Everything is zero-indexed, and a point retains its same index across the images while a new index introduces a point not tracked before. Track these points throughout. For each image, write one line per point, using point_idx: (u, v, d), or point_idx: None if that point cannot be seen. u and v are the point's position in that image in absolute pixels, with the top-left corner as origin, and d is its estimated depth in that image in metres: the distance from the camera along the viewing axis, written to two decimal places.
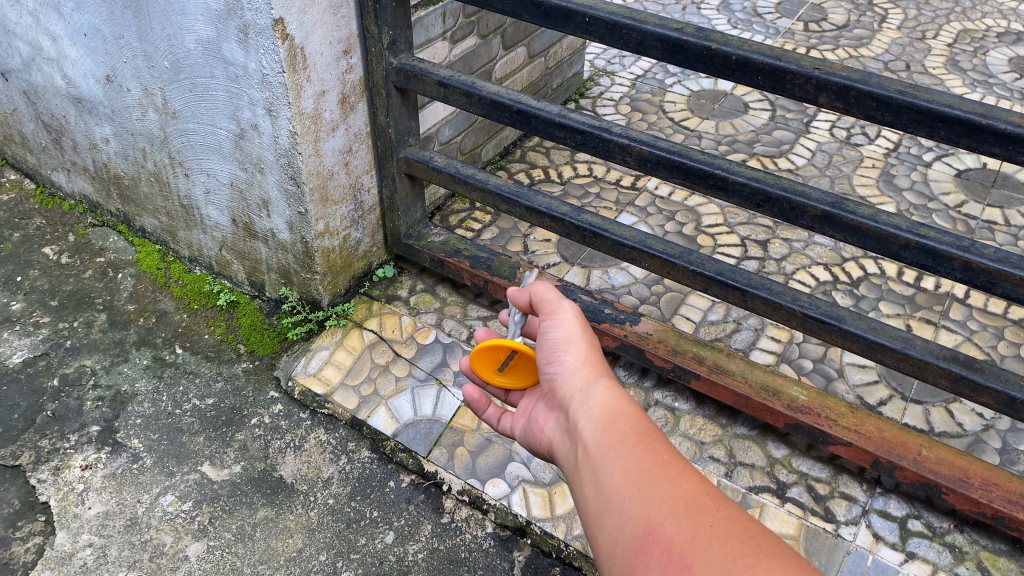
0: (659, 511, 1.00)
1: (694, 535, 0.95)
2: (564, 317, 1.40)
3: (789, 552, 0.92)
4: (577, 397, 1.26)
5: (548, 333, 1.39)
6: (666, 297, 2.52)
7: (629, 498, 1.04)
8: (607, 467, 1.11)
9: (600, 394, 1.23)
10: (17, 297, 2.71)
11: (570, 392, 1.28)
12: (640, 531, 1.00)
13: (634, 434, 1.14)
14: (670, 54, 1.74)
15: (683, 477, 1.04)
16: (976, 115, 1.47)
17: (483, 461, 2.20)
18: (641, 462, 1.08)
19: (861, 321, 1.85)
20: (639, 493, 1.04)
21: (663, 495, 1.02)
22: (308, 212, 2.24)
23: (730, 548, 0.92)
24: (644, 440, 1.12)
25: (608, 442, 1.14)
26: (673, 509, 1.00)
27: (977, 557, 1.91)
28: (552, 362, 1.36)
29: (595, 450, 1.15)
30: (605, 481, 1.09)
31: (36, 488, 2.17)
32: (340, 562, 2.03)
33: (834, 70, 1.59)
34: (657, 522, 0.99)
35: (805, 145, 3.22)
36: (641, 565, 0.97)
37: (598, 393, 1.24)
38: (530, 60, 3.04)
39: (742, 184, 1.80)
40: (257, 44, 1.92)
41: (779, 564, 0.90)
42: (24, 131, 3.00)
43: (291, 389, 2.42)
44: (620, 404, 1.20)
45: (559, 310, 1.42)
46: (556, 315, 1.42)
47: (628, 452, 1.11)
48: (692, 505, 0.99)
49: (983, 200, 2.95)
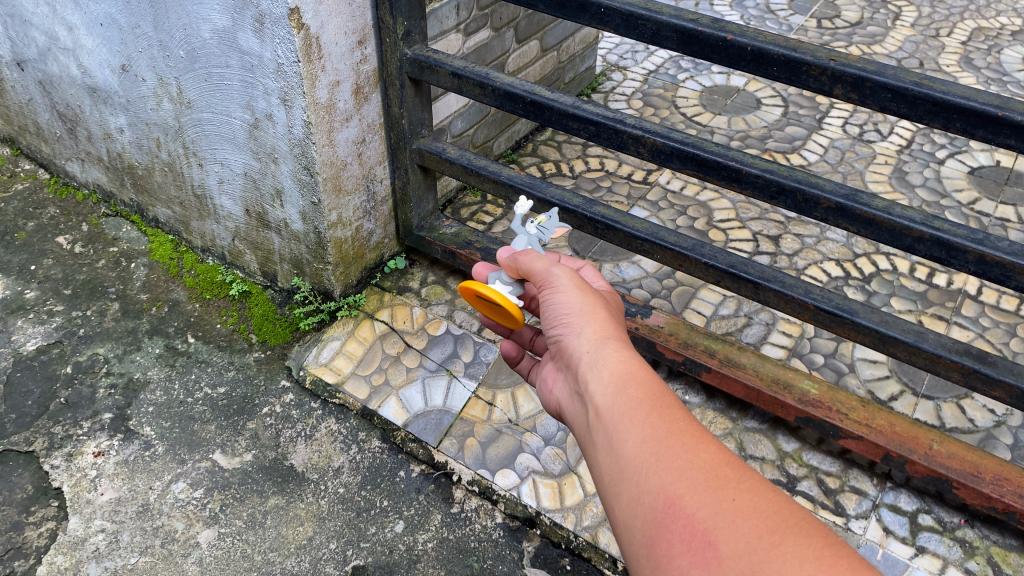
0: (679, 485, 0.93)
1: (716, 509, 0.88)
2: (568, 283, 1.30)
3: (814, 525, 0.87)
4: (584, 358, 1.18)
5: (551, 303, 1.29)
6: (677, 291, 2.52)
7: (647, 469, 0.97)
8: (620, 434, 1.03)
9: (609, 360, 1.15)
10: (30, 286, 2.73)
11: (577, 354, 1.20)
12: (660, 505, 0.93)
13: (647, 401, 1.06)
14: (685, 45, 1.74)
15: (701, 448, 0.96)
16: (992, 107, 1.47)
17: (493, 452, 2.21)
18: (654, 430, 1.00)
19: (874, 315, 1.85)
20: (654, 463, 0.97)
21: (681, 466, 0.94)
22: (321, 202, 2.25)
23: (754, 520, 0.86)
24: (659, 407, 1.04)
25: (620, 406, 1.06)
26: (691, 481, 0.92)
27: (987, 552, 1.91)
28: (556, 326, 1.27)
29: (606, 417, 1.07)
30: (621, 451, 1.01)
31: (49, 474, 2.18)
32: (350, 550, 2.03)
33: (850, 61, 1.59)
34: (675, 494, 0.92)
35: (817, 142, 3.21)
36: (662, 543, 0.90)
37: (608, 354, 1.16)
38: (542, 54, 3.04)
39: (756, 175, 1.79)
40: (273, 33, 1.93)
41: (807, 540, 0.84)
42: (39, 122, 3.03)
43: (302, 378, 2.43)
44: (628, 368, 1.12)
45: (558, 275, 1.32)
46: (556, 280, 1.32)
47: (642, 419, 1.03)
48: (710, 476, 0.92)
49: (996, 197, 2.94)
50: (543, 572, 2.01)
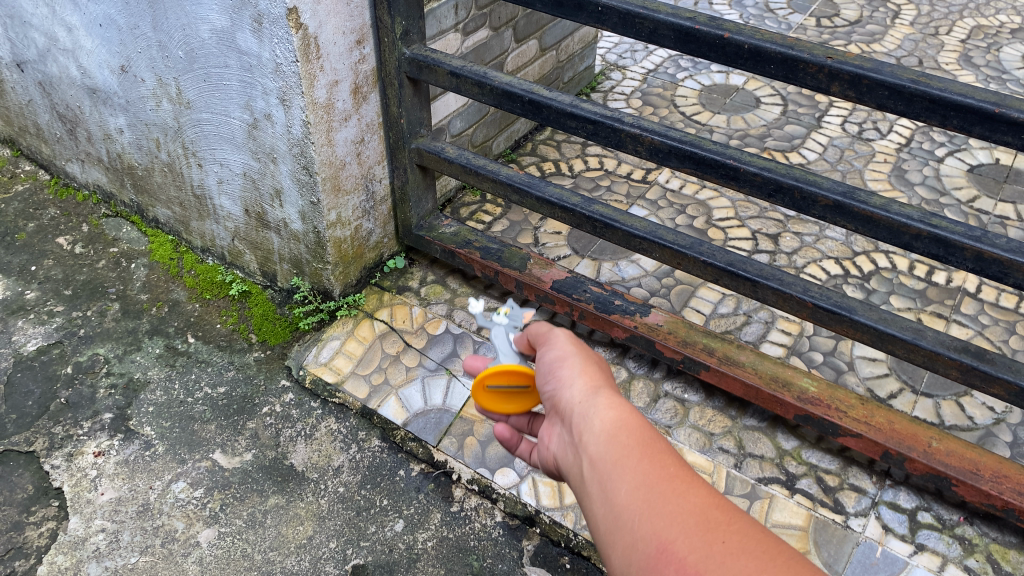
0: (663, 527, 0.80)
1: (701, 549, 0.76)
2: (564, 333, 1.16)
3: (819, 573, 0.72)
4: (576, 409, 1.02)
5: (542, 355, 1.15)
6: (676, 290, 2.52)
7: (636, 517, 0.83)
8: (612, 484, 0.89)
9: (601, 406, 1.00)
10: (31, 286, 2.73)
11: (568, 405, 1.04)
12: (647, 553, 0.79)
13: (641, 448, 0.91)
14: (683, 43, 1.75)
15: (693, 491, 0.83)
16: (989, 104, 1.47)
17: (492, 451, 2.22)
18: (641, 472, 0.88)
19: (872, 312, 1.85)
20: (641, 507, 0.84)
21: (674, 510, 0.81)
22: (320, 202, 2.25)
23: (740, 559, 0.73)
24: (653, 453, 0.90)
25: (613, 455, 0.92)
26: (680, 526, 0.79)
27: (987, 549, 1.91)
28: (547, 379, 1.12)
29: (594, 466, 0.93)
30: (608, 500, 0.88)
31: (49, 474, 2.19)
32: (350, 549, 2.04)
33: (847, 59, 1.59)
34: (661, 539, 0.79)
35: (816, 140, 3.21)
36: None
37: (601, 404, 1.00)
38: (541, 54, 3.04)
39: (754, 173, 1.80)
40: (271, 33, 1.93)
41: None
42: (39, 123, 3.03)
43: (302, 377, 2.43)
44: (620, 414, 0.98)
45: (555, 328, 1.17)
46: (552, 333, 1.18)
47: (634, 466, 0.89)
48: (699, 519, 0.79)
49: (995, 195, 2.94)
50: (542, 570, 2.01)
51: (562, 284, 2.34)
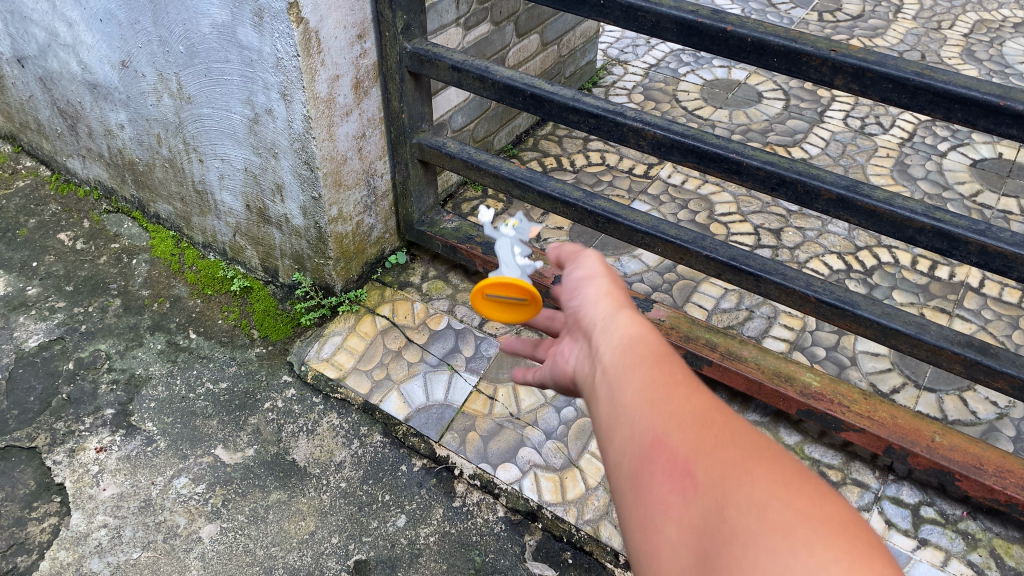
0: (657, 418, 0.72)
1: (693, 443, 0.67)
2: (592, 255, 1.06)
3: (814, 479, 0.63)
4: (594, 324, 0.93)
5: (568, 276, 1.05)
6: (678, 285, 2.51)
7: (634, 411, 0.75)
8: (619, 386, 0.80)
9: (620, 323, 0.90)
10: (32, 282, 2.73)
11: (586, 319, 0.95)
12: (639, 443, 0.71)
13: (653, 357, 0.82)
14: (685, 37, 1.74)
15: (694, 391, 0.74)
16: (994, 97, 1.46)
17: (494, 446, 2.21)
18: (643, 374, 0.79)
19: (875, 307, 1.84)
20: (638, 403, 0.75)
21: (674, 405, 0.72)
22: (321, 196, 2.25)
23: (729, 456, 0.65)
24: (662, 362, 0.81)
25: (624, 361, 0.83)
26: (677, 417, 0.71)
27: (990, 545, 1.90)
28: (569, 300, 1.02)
29: (603, 372, 0.85)
30: (612, 400, 0.80)
31: (51, 469, 2.19)
32: (352, 545, 2.04)
33: (851, 52, 1.58)
34: (654, 431, 0.71)
35: (819, 135, 3.20)
36: (641, 487, 0.68)
37: (621, 320, 0.91)
38: (543, 48, 3.04)
39: (756, 167, 1.79)
40: (272, 27, 1.92)
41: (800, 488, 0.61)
42: (40, 118, 3.03)
43: (303, 373, 2.43)
44: (640, 329, 0.89)
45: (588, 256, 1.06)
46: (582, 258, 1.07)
47: (643, 369, 0.80)
48: (698, 415, 0.70)
49: (998, 189, 2.93)
50: (544, 565, 2.01)
51: None
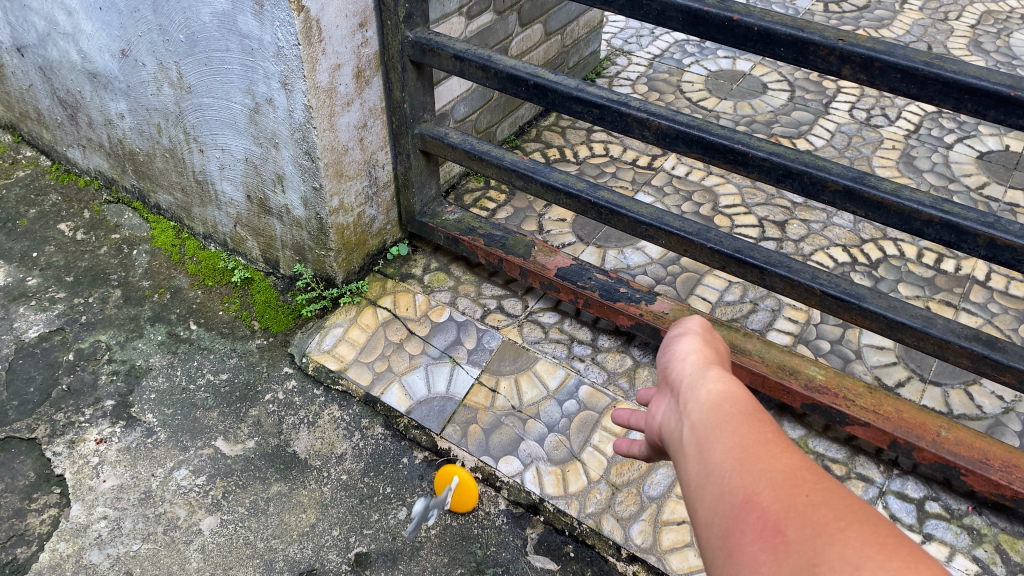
0: (748, 477, 0.74)
1: (783, 502, 0.70)
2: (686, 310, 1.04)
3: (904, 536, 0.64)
4: (681, 376, 0.93)
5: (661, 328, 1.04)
6: (681, 278, 2.49)
7: (726, 472, 0.77)
8: (706, 443, 0.82)
9: (708, 376, 0.90)
10: (33, 273, 2.72)
11: (673, 371, 0.95)
12: (730, 501, 0.74)
13: (740, 412, 0.83)
14: (691, 26, 1.72)
15: (784, 450, 0.76)
16: (1005, 87, 1.44)
17: (495, 439, 2.20)
18: (732, 429, 0.81)
19: (881, 300, 1.82)
20: (728, 460, 0.78)
21: (765, 467, 0.74)
22: (322, 187, 2.23)
23: (819, 511, 0.68)
24: (751, 418, 0.82)
25: (709, 415, 0.84)
26: (769, 479, 0.73)
27: (995, 540, 1.89)
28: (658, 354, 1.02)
29: (691, 430, 0.86)
30: (701, 459, 0.81)
31: (51, 460, 2.18)
32: (353, 537, 2.02)
33: (859, 41, 1.56)
34: (745, 489, 0.74)
35: (824, 127, 3.18)
36: (735, 547, 0.71)
37: (708, 372, 0.91)
38: (546, 38, 3.01)
39: (762, 159, 1.77)
40: (272, 16, 1.90)
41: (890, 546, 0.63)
42: (40, 108, 3.01)
43: (304, 365, 2.42)
44: (729, 385, 0.88)
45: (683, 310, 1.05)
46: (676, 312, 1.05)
47: (731, 426, 0.81)
48: (788, 475, 0.73)
49: (1005, 181, 2.91)
50: (546, 558, 2.00)
51: (567, 272, 2.32)
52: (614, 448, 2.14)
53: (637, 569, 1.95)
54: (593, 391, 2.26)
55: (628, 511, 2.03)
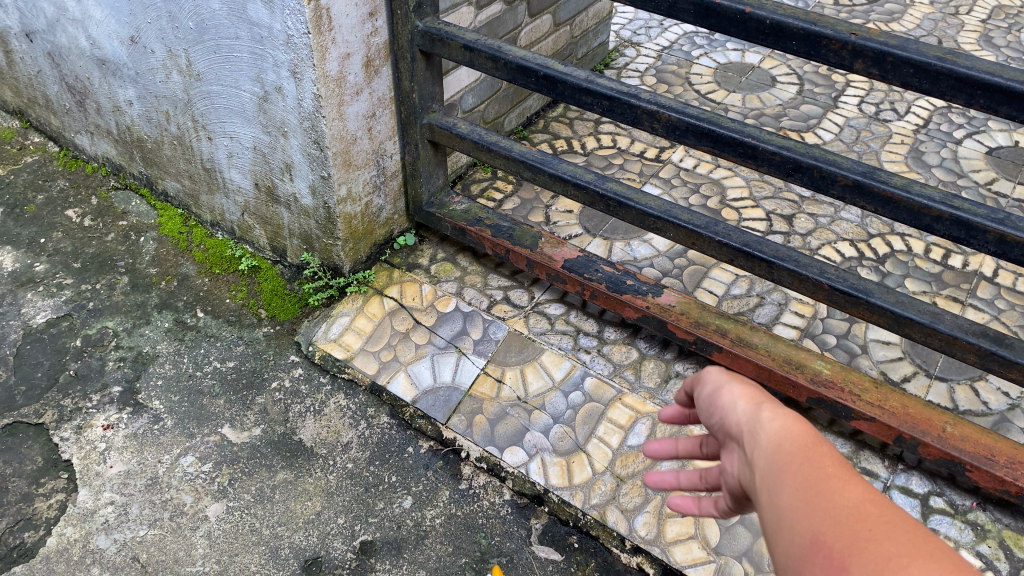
0: (814, 519, 0.66)
1: (848, 544, 0.62)
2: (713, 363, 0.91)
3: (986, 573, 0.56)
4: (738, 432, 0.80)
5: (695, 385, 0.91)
6: (688, 270, 2.49)
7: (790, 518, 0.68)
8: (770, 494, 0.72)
9: (766, 423, 0.78)
10: (40, 259, 2.72)
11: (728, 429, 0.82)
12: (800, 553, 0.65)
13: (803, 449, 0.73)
14: (703, 18, 1.71)
15: (849, 479, 0.67)
16: (1018, 83, 1.43)
17: (501, 429, 2.21)
18: (792, 467, 0.72)
19: (889, 295, 1.82)
20: (791, 503, 0.69)
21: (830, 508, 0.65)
22: (330, 176, 2.23)
23: (887, 553, 0.60)
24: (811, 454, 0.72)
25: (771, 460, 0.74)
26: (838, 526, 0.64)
27: (999, 535, 1.89)
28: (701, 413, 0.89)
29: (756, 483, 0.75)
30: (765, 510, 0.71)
31: (58, 445, 2.19)
32: (358, 525, 2.04)
33: (871, 36, 1.55)
34: (810, 532, 0.65)
35: (832, 121, 3.17)
36: None
37: (766, 419, 0.79)
38: (555, 29, 3.00)
39: (772, 152, 1.77)
40: (282, 4, 1.90)
41: None
42: (48, 94, 3.01)
43: (311, 353, 2.43)
44: (788, 424, 0.77)
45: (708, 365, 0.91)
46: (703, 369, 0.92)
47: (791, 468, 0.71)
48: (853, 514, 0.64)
49: (1014, 177, 2.90)
50: (550, 549, 2.00)
51: (573, 263, 2.32)
52: (619, 440, 2.14)
53: (641, 561, 1.96)
54: (598, 382, 2.26)
55: (632, 503, 2.04)
